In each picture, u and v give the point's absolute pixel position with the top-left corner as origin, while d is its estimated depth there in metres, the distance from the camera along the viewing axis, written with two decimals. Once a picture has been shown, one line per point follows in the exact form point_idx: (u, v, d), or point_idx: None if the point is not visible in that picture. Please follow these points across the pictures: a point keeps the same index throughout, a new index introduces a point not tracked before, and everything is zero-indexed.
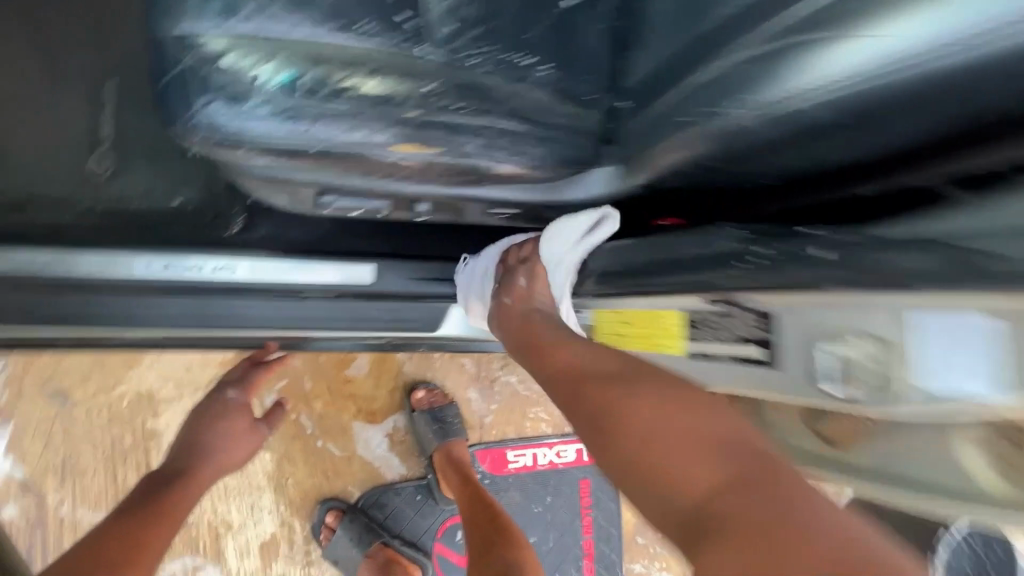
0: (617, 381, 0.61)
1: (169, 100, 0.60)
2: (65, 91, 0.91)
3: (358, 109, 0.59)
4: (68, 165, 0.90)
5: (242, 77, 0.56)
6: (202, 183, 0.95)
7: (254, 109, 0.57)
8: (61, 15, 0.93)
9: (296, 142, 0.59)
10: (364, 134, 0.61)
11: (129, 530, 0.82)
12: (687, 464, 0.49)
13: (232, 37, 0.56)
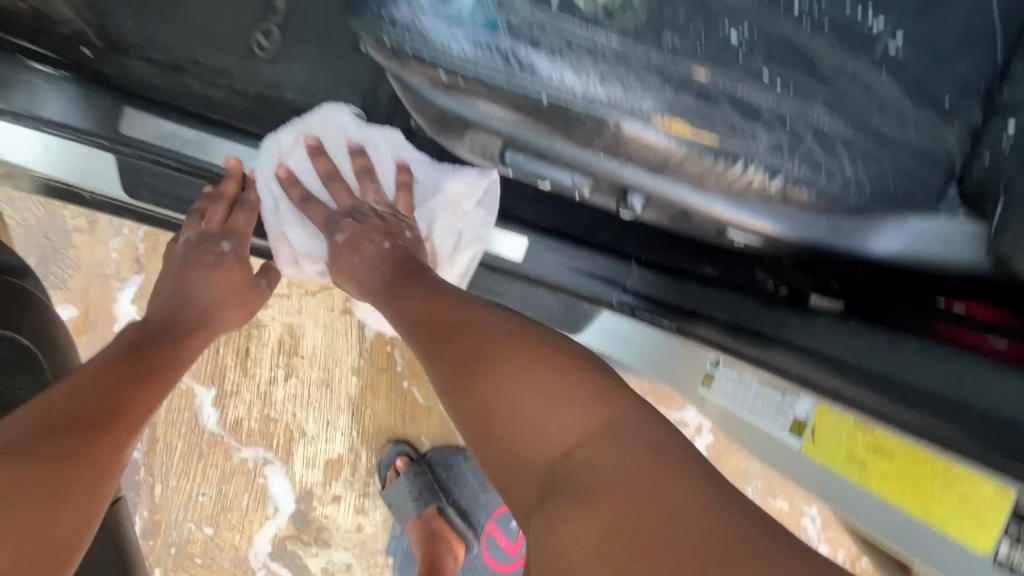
0: (528, 390, 0.49)
1: None
2: None
3: (623, 49, 0.42)
4: (236, 32, 0.79)
5: None
6: (364, 86, 0.81)
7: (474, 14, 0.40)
8: None
9: (510, 77, 0.40)
10: (618, 91, 0.41)
11: (106, 395, 0.62)
12: (548, 428, 0.47)
13: None
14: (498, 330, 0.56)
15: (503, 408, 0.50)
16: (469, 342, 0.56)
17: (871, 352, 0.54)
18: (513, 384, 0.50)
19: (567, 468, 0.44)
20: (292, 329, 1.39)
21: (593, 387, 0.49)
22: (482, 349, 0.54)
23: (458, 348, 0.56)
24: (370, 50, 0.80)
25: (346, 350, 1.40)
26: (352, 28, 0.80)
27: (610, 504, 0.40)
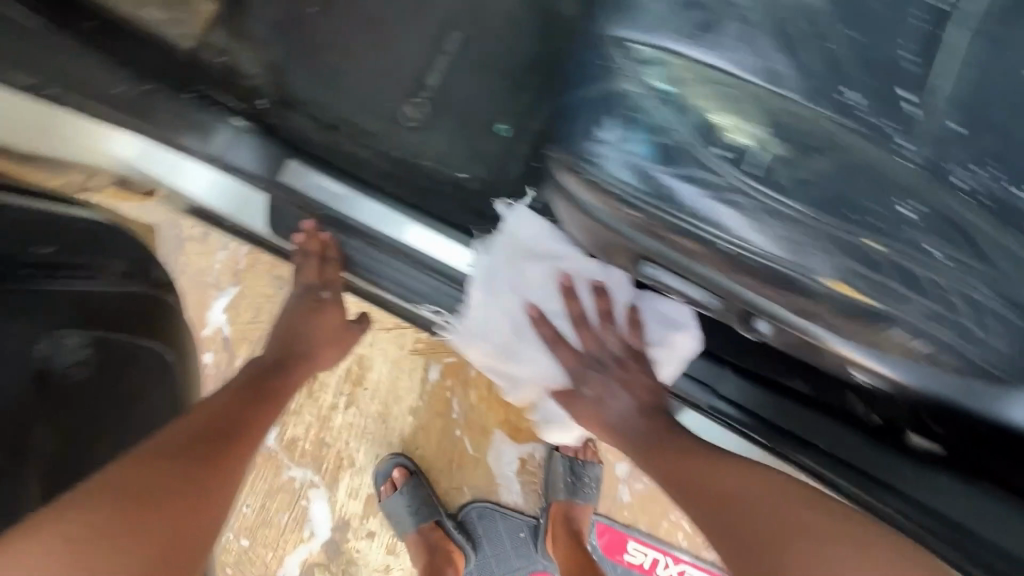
0: (795, 526, 0.57)
1: (573, 116, 0.53)
2: (417, 30, 0.88)
3: (802, 215, 0.45)
4: (389, 102, 0.88)
5: (681, 122, 0.48)
6: (494, 164, 0.87)
7: (672, 163, 0.47)
8: None
9: (694, 217, 0.47)
10: (769, 233, 0.46)
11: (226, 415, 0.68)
12: (786, 522, 0.57)
13: (692, 78, 0.48)
14: (654, 444, 0.71)
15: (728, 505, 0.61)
16: (661, 465, 0.68)
17: (1004, 531, 0.51)
18: (788, 517, 0.58)
19: None
20: (362, 360, 1.44)
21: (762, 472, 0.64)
22: (747, 483, 0.62)
23: (719, 475, 0.64)
24: (504, 133, 0.87)
25: (407, 388, 1.44)
26: (490, 110, 0.87)
27: None
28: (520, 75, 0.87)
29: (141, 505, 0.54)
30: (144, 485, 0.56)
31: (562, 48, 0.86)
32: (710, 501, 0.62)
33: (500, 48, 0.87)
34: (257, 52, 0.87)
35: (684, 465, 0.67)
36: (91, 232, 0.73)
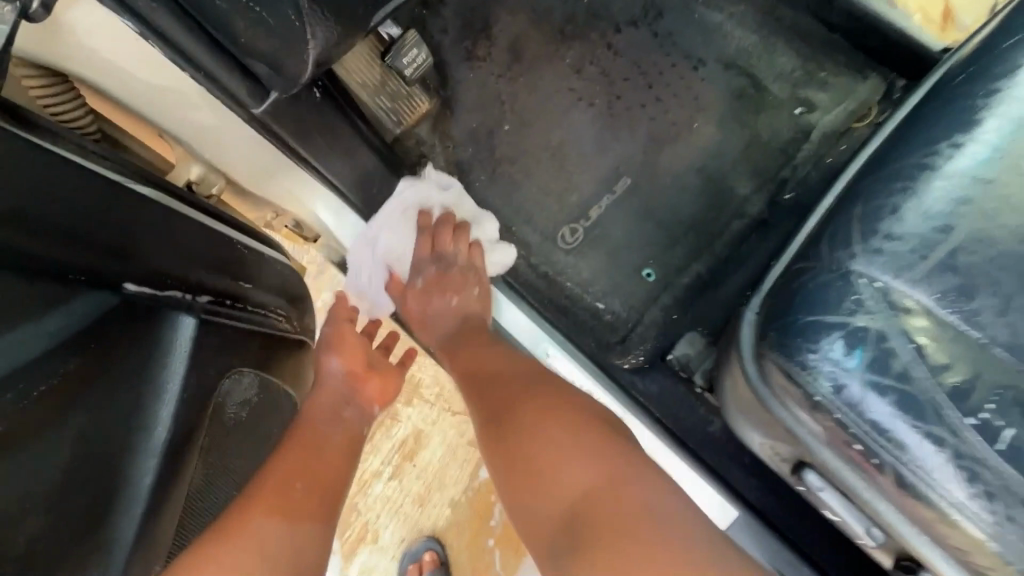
0: (558, 437, 0.63)
1: (800, 328, 0.45)
2: (592, 166, 0.95)
3: None
4: (551, 219, 0.94)
5: (946, 385, 0.42)
6: (636, 304, 0.89)
7: (929, 427, 0.42)
8: (636, 106, 0.96)
9: (947, 500, 0.41)
10: (1001, 521, 0.40)
11: (298, 477, 0.62)
12: (546, 431, 0.64)
13: (956, 332, 0.42)
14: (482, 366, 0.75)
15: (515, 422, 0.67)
16: (492, 392, 0.72)
17: None
18: (559, 449, 0.62)
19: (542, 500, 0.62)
20: (419, 435, 1.37)
21: (568, 409, 0.66)
22: (544, 406, 0.66)
23: (549, 419, 0.65)
24: (649, 277, 0.90)
25: (455, 479, 1.36)
26: (642, 254, 0.91)
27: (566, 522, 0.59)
28: (678, 230, 0.91)
29: None
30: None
31: (724, 217, 0.91)
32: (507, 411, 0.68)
33: (667, 201, 0.93)
34: (448, 148, 0.97)
35: (500, 399, 0.70)
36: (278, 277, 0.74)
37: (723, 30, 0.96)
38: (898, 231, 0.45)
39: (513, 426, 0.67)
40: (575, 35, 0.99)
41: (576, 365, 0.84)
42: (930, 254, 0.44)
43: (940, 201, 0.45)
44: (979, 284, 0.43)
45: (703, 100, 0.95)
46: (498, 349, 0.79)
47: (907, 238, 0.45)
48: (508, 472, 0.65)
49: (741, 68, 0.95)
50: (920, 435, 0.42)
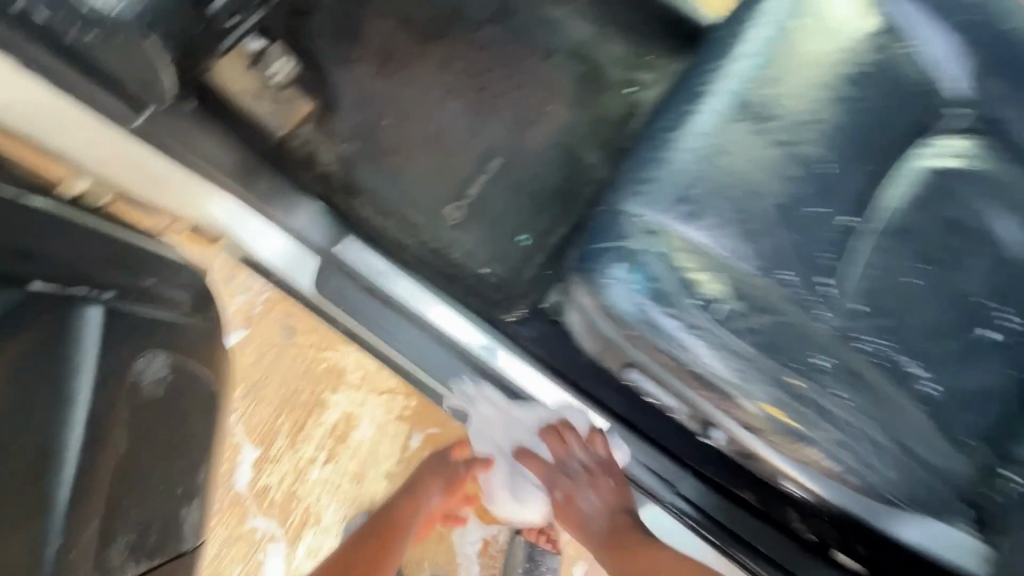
0: None
1: (594, 258, 0.61)
2: (466, 150, 1.08)
3: (756, 358, 0.57)
4: (434, 200, 1.06)
5: (684, 281, 0.58)
6: (514, 266, 1.03)
7: (679, 312, 0.58)
8: (498, 95, 1.10)
9: (696, 361, 0.58)
10: (727, 369, 0.57)
11: None
12: None
13: (689, 242, 0.59)
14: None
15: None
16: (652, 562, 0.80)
17: None
18: None
19: None
20: (348, 418, 1.45)
21: None
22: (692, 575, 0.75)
23: None
24: (523, 242, 1.05)
25: (387, 453, 1.45)
26: (516, 223, 1.05)
27: None
28: (544, 198, 1.06)
29: None
30: None
31: (581, 182, 1.07)
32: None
33: (534, 172, 1.08)
34: (333, 144, 1.06)
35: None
36: (179, 274, 0.81)
37: (564, 24, 1.12)
38: (650, 178, 0.62)
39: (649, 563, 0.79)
40: (437, 36, 1.11)
41: (455, 312, 1.03)
42: (669, 192, 0.61)
43: (677, 156, 0.62)
44: (701, 208, 0.60)
45: (554, 86, 1.11)
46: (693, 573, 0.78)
47: (654, 183, 0.61)
48: None
49: (583, 56, 1.11)
50: (673, 320, 0.58)
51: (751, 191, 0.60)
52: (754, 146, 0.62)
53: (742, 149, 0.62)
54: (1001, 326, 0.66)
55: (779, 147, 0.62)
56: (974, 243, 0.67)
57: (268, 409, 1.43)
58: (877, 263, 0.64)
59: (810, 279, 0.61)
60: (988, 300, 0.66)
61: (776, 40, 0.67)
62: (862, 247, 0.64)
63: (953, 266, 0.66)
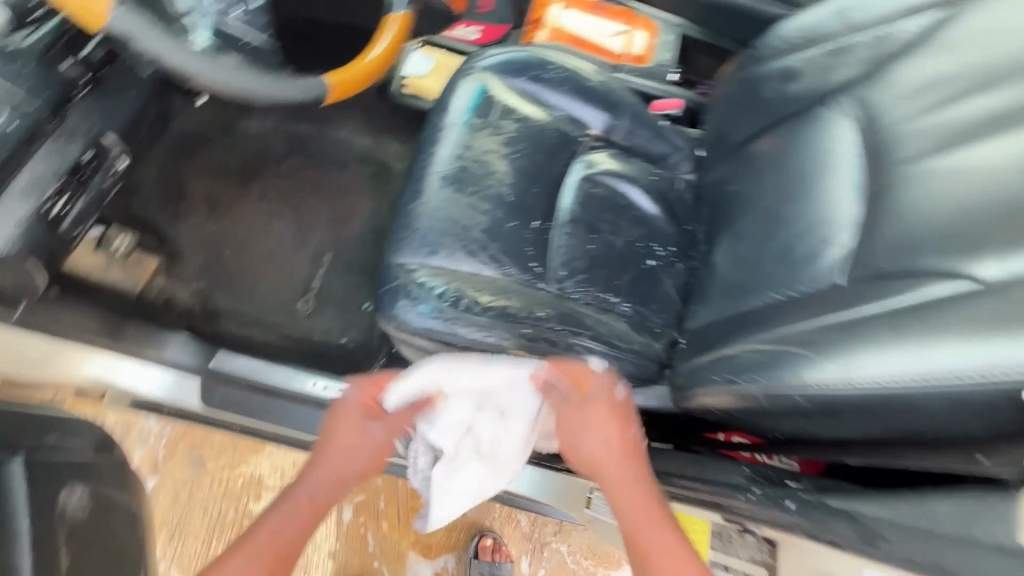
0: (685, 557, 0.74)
1: (383, 300, 0.92)
2: (302, 254, 1.36)
3: (493, 322, 0.89)
4: (287, 299, 1.31)
5: (430, 292, 0.89)
6: (366, 329, 1.30)
7: (437, 311, 0.88)
8: (315, 207, 1.40)
9: (458, 337, 0.89)
10: (476, 334, 0.89)
11: (329, 490, 0.83)
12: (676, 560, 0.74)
13: (432, 268, 0.91)
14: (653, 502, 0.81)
15: (641, 555, 0.76)
16: (630, 502, 0.81)
17: (669, 462, 0.94)
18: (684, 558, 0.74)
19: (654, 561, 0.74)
20: None
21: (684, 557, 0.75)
22: (648, 499, 0.81)
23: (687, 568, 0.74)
24: (368, 308, 1.32)
25: (324, 535, 1.53)
26: (358, 296, 1.33)
27: None
28: (374, 269, 1.35)
29: (267, 539, 0.76)
30: (293, 530, 0.78)
31: None
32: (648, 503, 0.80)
33: (360, 254, 1.37)
34: (188, 284, 1.29)
35: (626, 514, 0.80)
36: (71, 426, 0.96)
37: (349, 142, 1.47)
38: (402, 238, 0.94)
39: (637, 515, 0.79)
40: (251, 177, 1.40)
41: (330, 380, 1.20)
42: (413, 242, 0.93)
43: (414, 218, 0.95)
44: (435, 245, 0.93)
45: (357, 188, 1.43)
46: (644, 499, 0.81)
47: (404, 241, 0.93)
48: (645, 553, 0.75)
49: (371, 160, 1.46)
50: (435, 317, 0.88)
51: (465, 225, 0.94)
52: (459, 196, 0.96)
53: (451, 200, 0.96)
54: (657, 253, 1.05)
55: (476, 192, 0.97)
56: (622, 209, 1.06)
57: (199, 541, 1.50)
58: (566, 241, 1.00)
59: (522, 267, 0.96)
60: (643, 240, 1.05)
61: (463, 126, 1.02)
62: (555, 234, 1.00)
63: (614, 227, 1.04)
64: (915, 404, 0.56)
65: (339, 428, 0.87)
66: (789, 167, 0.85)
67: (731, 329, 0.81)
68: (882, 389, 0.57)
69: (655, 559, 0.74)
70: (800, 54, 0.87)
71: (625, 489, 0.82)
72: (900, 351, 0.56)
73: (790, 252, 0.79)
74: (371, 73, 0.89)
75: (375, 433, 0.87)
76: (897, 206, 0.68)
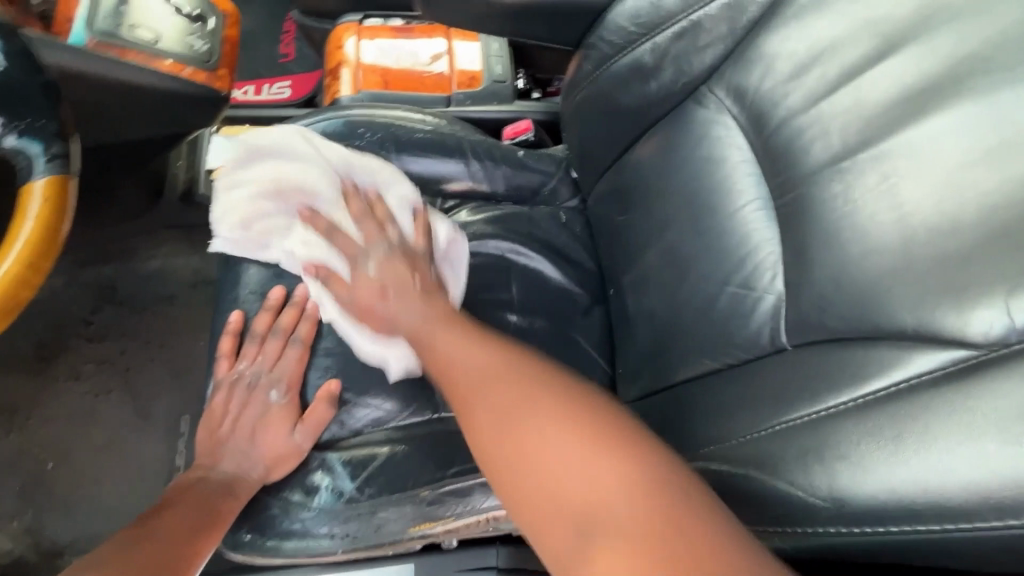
0: (570, 424, 0.45)
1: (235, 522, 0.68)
2: (151, 431, 1.07)
3: (376, 502, 0.66)
4: (148, 495, 1.03)
5: (293, 493, 0.68)
6: None
7: (306, 514, 0.66)
8: (149, 364, 1.11)
9: (338, 535, 0.66)
10: (357, 522, 0.66)
11: (174, 544, 0.61)
12: (551, 446, 0.44)
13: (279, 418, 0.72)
14: (497, 382, 0.52)
15: (474, 429, 0.51)
16: (447, 350, 0.60)
17: None
18: (556, 429, 0.45)
19: (557, 498, 0.42)
20: None
21: (568, 429, 0.45)
22: (496, 392, 0.51)
23: (569, 437, 0.44)
24: None
25: None
26: None
27: (550, 491, 0.43)
28: None
29: None
30: None
31: None
32: (495, 413, 0.49)
33: None
34: (7, 527, 0.99)
35: (446, 378, 0.57)
36: None
37: (168, 270, 1.17)
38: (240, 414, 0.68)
39: (450, 370, 0.57)
40: (51, 355, 1.09)
41: None
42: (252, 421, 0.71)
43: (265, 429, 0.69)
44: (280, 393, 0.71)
45: (196, 321, 1.15)
46: (481, 392, 0.52)
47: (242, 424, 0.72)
48: (503, 461, 0.47)
49: (203, 282, 1.17)
50: (306, 519, 0.66)
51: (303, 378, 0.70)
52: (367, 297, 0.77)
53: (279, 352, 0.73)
54: (564, 316, 0.83)
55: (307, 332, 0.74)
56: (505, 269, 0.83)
57: None
58: None
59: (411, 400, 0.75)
60: (542, 304, 0.83)
61: (271, 252, 0.77)
62: None
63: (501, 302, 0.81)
64: (943, 547, 0.39)
65: (227, 409, 0.73)
66: (676, 191, 0.67)
67: (674, 422, 0.62)
68: (888, 531, 0.40)
69: (479, 413, 0.51)
70: (640, 47, 0.67)
71: (468, 402, 0.53)
72: (900, 474, 0.39)
73: (711, 305, 0.61)
74: (13, 297, 0.45)
75: (249, 406, 0.72)
76: (823, 236, 0.50)
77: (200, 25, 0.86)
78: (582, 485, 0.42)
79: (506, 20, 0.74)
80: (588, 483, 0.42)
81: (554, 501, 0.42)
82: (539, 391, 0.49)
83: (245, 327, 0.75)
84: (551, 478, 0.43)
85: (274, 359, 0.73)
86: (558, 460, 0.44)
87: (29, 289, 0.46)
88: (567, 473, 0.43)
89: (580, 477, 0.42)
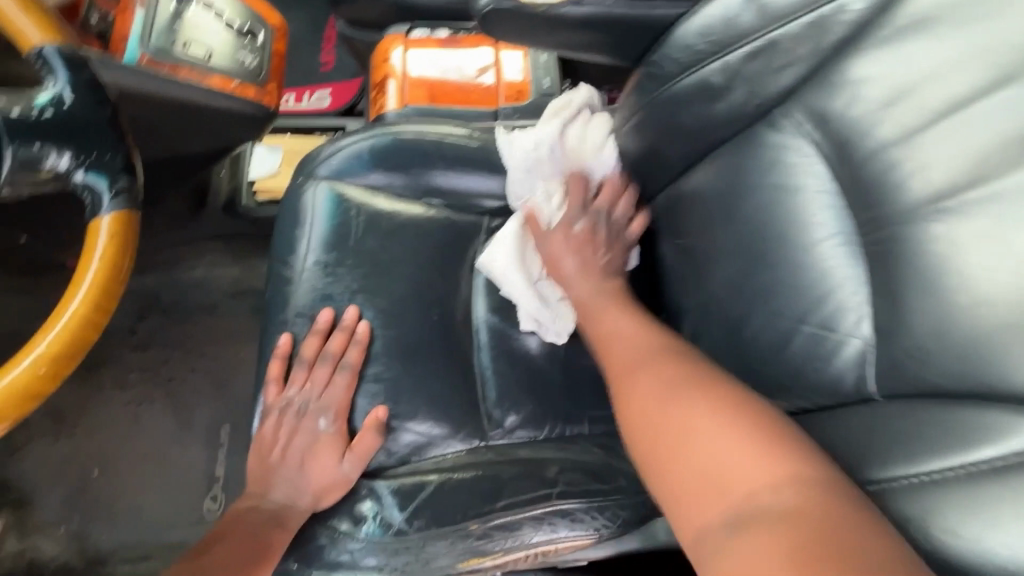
0: (742, 423, 0.47)
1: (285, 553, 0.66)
2: (192, 440, 1.08)
3: (427, 535, 0.64)
4: (188, 505, 1.04)
5: (343, 521, 0.66)
6: None
7: (355, 545, 0.65)
8: (191, 373, 1.12)
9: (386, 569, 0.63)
10: (407, 555, 0.64)
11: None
12: (714, 435, 0.47)
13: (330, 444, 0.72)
14: (663, 373, 0.55)
15: (630, 407, 0.55)
16: (615, 341, 0.64)
17: None
18: (720, 422, 0.47)
19: (709, 473, 0.45)
20: None
21: (739, 426, 0.47)
22: (662, 379, 0.54)
23: (737, 434, 0.46)
24: None
25: None
26: None
27: (699, 467, 0.46)
28: None
29: None
30: None
31: None
32: (661, 393, 0.53)
33: None
34: (54, 533, 1.00)
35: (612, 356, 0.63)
36: None
37: (210, 280, 1.18)
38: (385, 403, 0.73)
39: (618, 355, 0.62)
40: (97, 363, 1.11)
41: None
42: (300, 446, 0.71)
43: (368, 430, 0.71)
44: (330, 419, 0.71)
45: (237, 331, 1.16)
46: (651, 375, 0.56)
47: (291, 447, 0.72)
48: (659, 437, 0.50)
49: (244, 292, 1.18)
50: (355, 550, 0.64)
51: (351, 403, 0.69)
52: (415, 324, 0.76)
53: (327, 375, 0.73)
54: None
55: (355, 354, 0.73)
56: None
57: None
58: (492, 366, 0.78)
59: (457, 428, 0.74)
60: None
61: (320, 272, 0.76)
62: (478, 359, 0.78)
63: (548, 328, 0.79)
64: None
65: (275, 439, 0.72)
66: (742, 218, 0.62)
67: None
68: None
69: (642, 394, 0.54)
70: (704, 67, 0.63)
71: (629, 379, 0.57)
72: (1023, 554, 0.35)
73: (784, 346, 0.57)
74: (79, 340, 0.44)
75: (296, 436, 0.72)
76: (919, 280, 0.47)
77: (250, 40, 0.87)
78: (739, 475, 0.44)
79: (565, 38, 0.71)
80: (745, 477, 0.43)
81: (704, 475, 0.45)
82: (709, 386, 0.52)
83: (293, 351, 0.75)
84: (704, 458, 0.46)
85: (323, 386, 0.73)
86: (716, 448, 0.46)
87: (94, 329, 0.45)
88: (725, 460, 0.45)
89: (738, 469, 0.44)
